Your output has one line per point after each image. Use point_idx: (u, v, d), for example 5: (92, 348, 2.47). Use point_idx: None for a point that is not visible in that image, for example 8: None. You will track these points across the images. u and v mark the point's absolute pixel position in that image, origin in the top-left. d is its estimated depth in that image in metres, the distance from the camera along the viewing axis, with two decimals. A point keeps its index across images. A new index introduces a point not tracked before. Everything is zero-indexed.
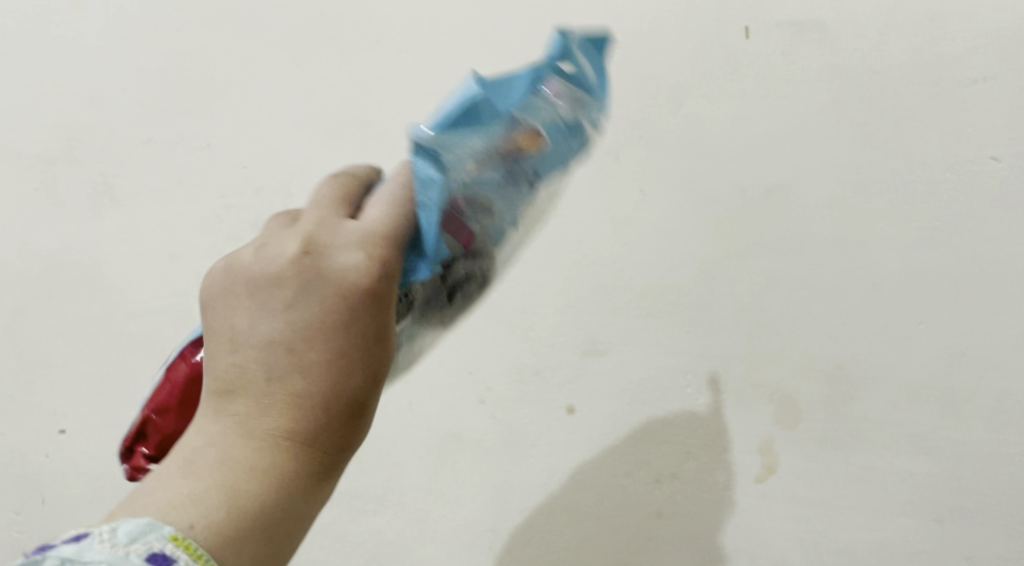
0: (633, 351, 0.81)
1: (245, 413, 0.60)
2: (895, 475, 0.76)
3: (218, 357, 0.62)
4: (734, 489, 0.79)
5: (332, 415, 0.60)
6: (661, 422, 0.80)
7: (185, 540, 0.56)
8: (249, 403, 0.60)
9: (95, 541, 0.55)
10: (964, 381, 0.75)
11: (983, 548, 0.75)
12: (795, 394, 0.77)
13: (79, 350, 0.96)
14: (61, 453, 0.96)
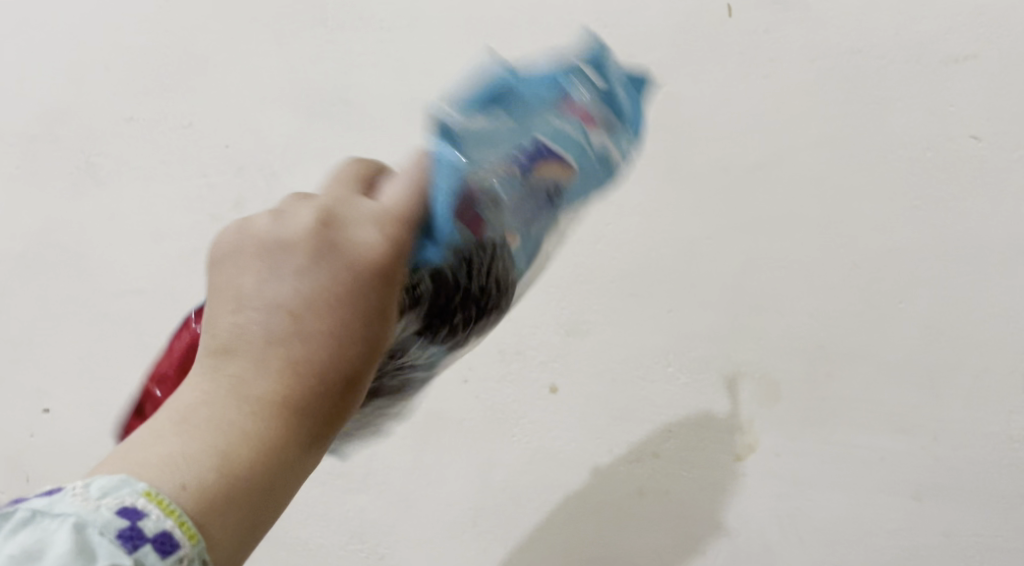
0: (616, 331, 0.81)
1: (240, 380, 0.50)
2: (874, 454, 0.76)
3: (217, 318, 0.52)
4: (714, 467, 0.79)
5: (351, 387, 0.52)
6: (643, 401, 0.80)
7: (161, 496, 0.46)
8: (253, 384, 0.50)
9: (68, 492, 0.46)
10: (943, 360, 0.75)
11: (960, 525, 0.76)
12: (776, 372, 0.78)
13: (63, 329, 0.95)
14: (47, 431, 0.96)
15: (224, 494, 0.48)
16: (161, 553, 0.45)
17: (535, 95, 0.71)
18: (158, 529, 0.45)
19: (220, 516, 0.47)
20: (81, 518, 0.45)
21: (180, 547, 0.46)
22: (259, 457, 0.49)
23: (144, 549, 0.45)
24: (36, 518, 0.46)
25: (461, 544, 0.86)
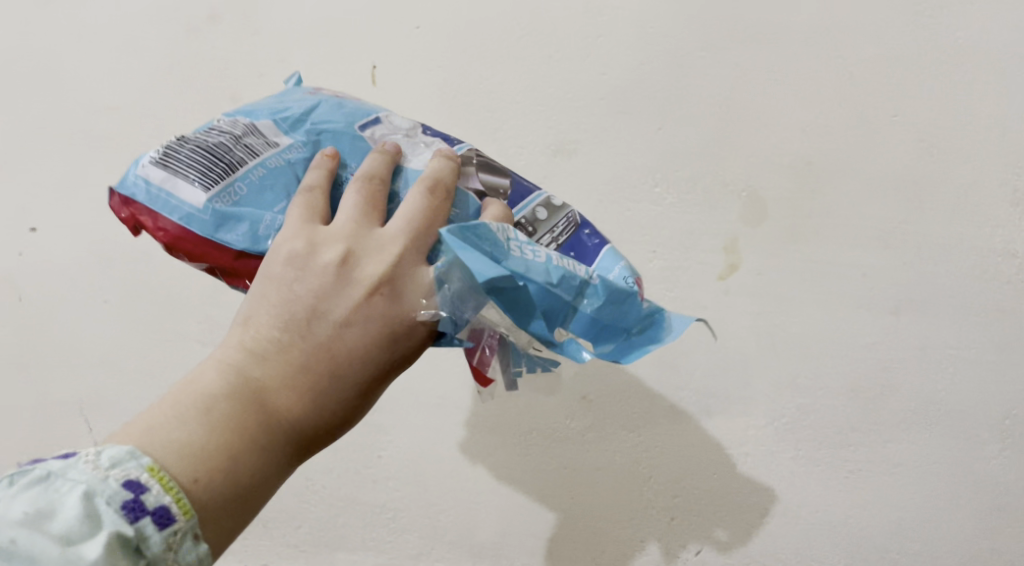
0: (605, 149, 0.78)
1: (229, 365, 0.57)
2: (855, 270, 0.76)
3: (257, 319, 0.57)
4: (696, 285, 0.78)
5: (387, 378, 0.59)
6: (629, 220, 0.78)
7: (163, 471, 0.53)
8: (263, 317, 0.57)
9: (81, 460, 0.52)
10: (930, 174, 0.74)
11: (936, 338, 0.76)
12: (763, 190, 0.76)
13: (42, 147, 0.91)
14: (33, 251, 0.92)
15: (242, 475, 0.55)
16: (161, 527, 0.52)
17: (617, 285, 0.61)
18: (158, 504, 0.52)
19: (246, 470, 0.55)
20: (45, 475, 0.52)
21: (145, 484, 0.52)
22: (297, 400, 0.57)
23: (126, 521, 0.51)
24: (49, 478, 0.52)
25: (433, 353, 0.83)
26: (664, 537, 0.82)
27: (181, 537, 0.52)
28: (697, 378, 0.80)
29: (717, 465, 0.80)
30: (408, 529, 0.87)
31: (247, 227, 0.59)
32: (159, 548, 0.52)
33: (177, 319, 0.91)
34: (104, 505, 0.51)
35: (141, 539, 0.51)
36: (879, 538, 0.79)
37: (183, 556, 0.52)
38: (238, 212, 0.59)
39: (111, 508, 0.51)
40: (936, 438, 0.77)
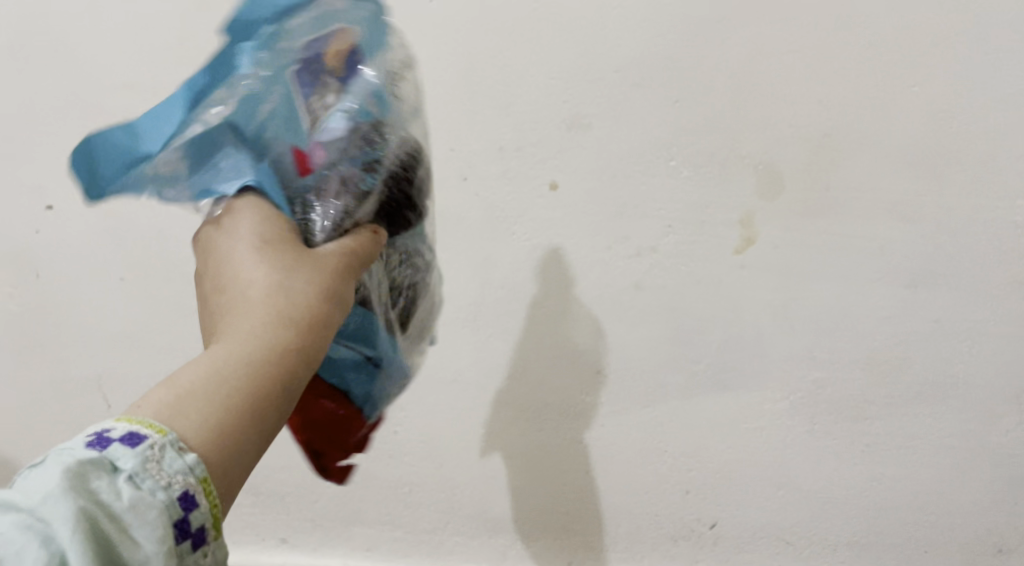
0: (620, 123, 0.77)
1: None
2: (871, 244, 0.76)
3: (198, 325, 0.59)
4: (711, 260, 0.78)
5: (285, 243, 0.58)
6: (643, 195, 0.78)
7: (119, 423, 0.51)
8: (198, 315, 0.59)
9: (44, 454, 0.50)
10: (949, 146, 0.74)
11: (953, 311, 0.76)
12: (779, 164, 0.75)
13: (56, 126, 0.90)
14: (51, 230, 0.92)
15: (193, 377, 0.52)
16: (132, 445, 0.49)
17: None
18: (125, 432, 0.49)
19: (193, 369, 0.52)
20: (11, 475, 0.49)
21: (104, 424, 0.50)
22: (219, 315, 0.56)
23: (94, 453, 0.49)
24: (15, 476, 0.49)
25: (444, 331, 0.83)
26: (679, 510, 0.84)
27: (162, 450, 0.49)
28: (713, 353, 0.79)
29: (732, 439, 0.81)
30: (426, 502, 0.88)
31: None
32: (137, 463, 0.48)
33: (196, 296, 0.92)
34: (67, 450, 0.49)
35: (117, 464, 0.48)
36: (892, 509, 0.81)
37: (168, 464, 0.49)
38: None
39: (75, 449, 0.48)
40: (952, 411, 0.78)
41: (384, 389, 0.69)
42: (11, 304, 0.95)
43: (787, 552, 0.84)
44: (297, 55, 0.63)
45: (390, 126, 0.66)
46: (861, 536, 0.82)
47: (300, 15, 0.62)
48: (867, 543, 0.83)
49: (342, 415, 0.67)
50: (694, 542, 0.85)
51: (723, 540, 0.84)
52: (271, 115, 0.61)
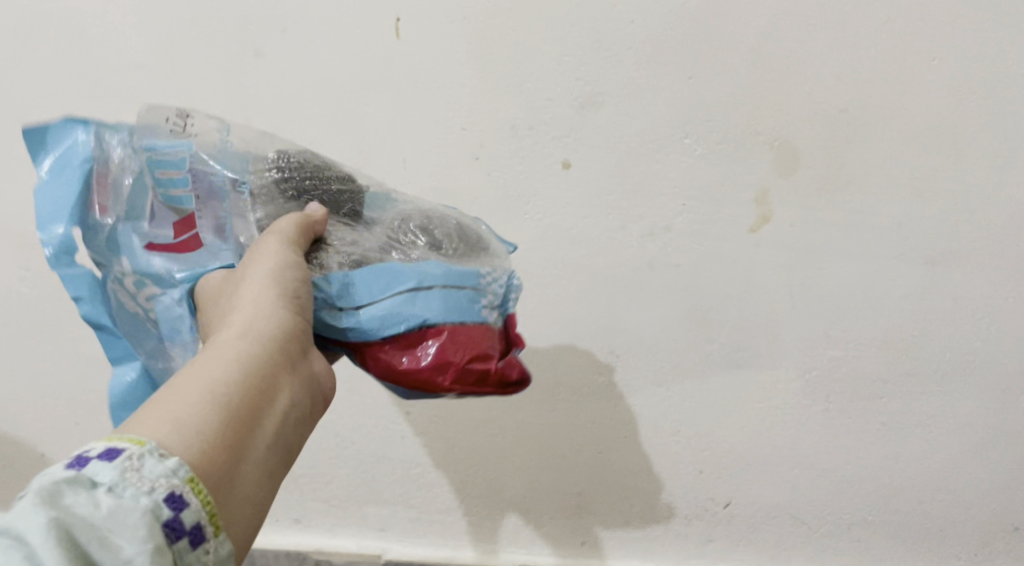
0: (634, 101, 0.76)
1: None
2: (889, 221, 0.75)
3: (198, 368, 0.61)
4: (727, 238, 0.77)
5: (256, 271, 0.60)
6: (658, 173, 0.77)
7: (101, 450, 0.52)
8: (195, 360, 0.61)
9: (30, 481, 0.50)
10: (970, 120, 0.73)
11: (972, 289, 0.75)
12: (796, 140, 0.74)
13: (67, 103, 0.86)
14: None
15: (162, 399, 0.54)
16: (109, 459, 0.49)
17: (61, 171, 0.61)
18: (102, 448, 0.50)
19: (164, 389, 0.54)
20: None
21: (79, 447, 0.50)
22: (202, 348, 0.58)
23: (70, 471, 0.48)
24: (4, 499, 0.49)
25: None
26: (693, 490, 0.84)
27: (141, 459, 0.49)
28: (728, 332, 0.79)
29: (747, 419, 0.81)
30: (439, 483, 0.88)
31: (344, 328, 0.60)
32: (115, 474, 0.49)
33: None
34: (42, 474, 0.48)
35: (95, 479, 0.48)
36: (908, 488, 0.81)
37: (149, 469, 0.49)
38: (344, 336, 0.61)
39: (54, 467, 0.49)
40: (969, 390, 0.78)
41: (479, 293, 0.61)
42: (23, 286, 0.92)
43: (801, 532, 0.83)
44: (143, 211, 0.63)
45: (223, 148, 0.64)
46: (876, 515, 0.82)
47: (113, 136, 0.63)
48: (882, 522, 0.82)
49: (448, 339, 0.59)
50: (708, 521, 0.85)
51: (736, 520, 0.84)
52: (158, 246, 0.63)
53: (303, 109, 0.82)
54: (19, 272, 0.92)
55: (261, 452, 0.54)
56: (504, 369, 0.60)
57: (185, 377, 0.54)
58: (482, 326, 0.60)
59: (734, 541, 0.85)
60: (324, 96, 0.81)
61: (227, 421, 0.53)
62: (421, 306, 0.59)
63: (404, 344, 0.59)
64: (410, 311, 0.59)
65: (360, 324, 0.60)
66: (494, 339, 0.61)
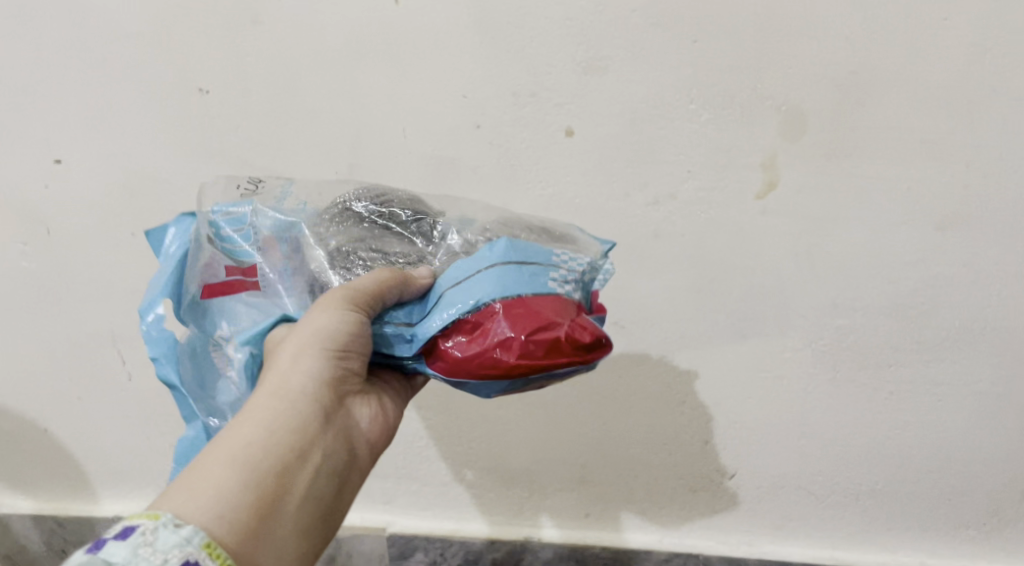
0: (638, 65, 0.74)
1: None
2: (898, 186, 0.73)
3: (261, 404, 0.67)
4: (733, 205, 0.75)
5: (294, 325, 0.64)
6: (663, 139, 0.75)
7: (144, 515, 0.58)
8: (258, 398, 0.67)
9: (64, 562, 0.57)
10: (983, 81, 0.71)
11: (984, 255, 0.74)
12: (804, 104, 0.73)
13: (61, 73, 0.84)
14: (60, 185, 0.88)
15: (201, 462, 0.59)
16: (124, 538, 0.55)
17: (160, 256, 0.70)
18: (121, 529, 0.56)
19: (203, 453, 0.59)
20: None
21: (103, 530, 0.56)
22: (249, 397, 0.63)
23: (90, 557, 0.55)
24: None
25: None
26: (699, 462, 0.83)
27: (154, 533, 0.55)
28: (734, 302, 0.78)
29: (752, 389, 0.80)
30: (442, 457, 0.87)
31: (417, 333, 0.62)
32: (129, 551, 0.54)
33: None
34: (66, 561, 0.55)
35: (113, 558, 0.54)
36: (916, 458, 0.80)
37: (163, 541, 0.55)
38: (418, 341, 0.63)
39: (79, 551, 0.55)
40: (979, 357, 0.76)
41: (550, 267, 0.63)
42: (22, 260, 0.91)
43: (808, 502, 0.83)
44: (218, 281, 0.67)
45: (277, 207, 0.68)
46: (883, 486, 0.81)
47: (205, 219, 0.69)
48: (889, 493, 0.81)
49: (509, 313, 0.60)
50: (713, 493, 0.84)
51: (742, 492, 0.83)
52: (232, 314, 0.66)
53: (303, 77, 0.80)
54: (17, 246, 0.91)
55: (292, 510, 0.60)
56: (574, 333, 0.60)
57: (217, 445, 0.59)
58: (550, 297, 0.61)
59: (739, 512, 0.84)
60: (323, 63, 0.79)
61: (254, 488, 0.58)
62: (483, 287, 0.61)
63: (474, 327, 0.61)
64: (476, 291, 0.61)
65: (429, 322, 0.62)
66: (565, 308, 0.61)
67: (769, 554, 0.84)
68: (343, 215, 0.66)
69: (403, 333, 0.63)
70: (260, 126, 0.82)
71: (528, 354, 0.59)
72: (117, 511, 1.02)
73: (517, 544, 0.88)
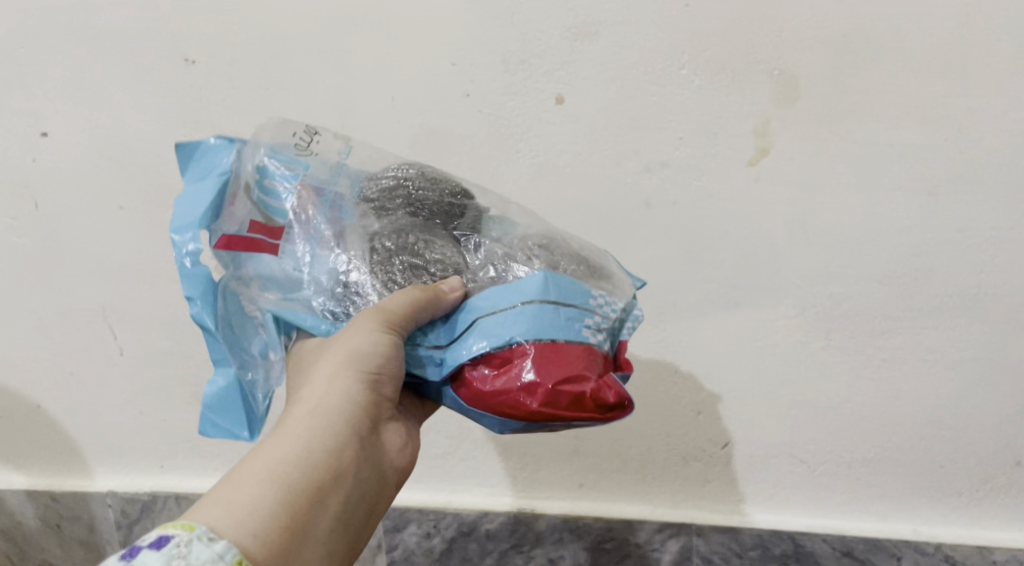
0: (628, 29, 0.73)
1: None
2: (892, 151, 0.72)
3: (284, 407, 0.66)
4: (726, 172, 0.74)
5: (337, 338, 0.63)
6: (654, 105, 0.74)
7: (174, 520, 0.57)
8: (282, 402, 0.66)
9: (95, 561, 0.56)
10: (978, 43, 0.70)
11: (978, 219, 0.73)
12: (797, 68, 0.72)
13: (45, 44, 0.83)
14: (46, 157, 0.87)
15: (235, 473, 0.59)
16: (157, 548, 0.55)
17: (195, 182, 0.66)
18: (154, 537, 0.55)
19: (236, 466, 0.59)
20: None
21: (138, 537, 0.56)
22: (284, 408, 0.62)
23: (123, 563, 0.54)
24: None
25: None
26: (691, 432, 0.82)
27: (187, 545, 0.55)
28: (727, 270, 0.77)
29: (746, 358, 0.79)
30: (434, 428, 0.87)
31: (449, 354, 0.62)
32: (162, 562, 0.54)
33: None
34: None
35: None
36: (909, 425, 0.79)
37: (197, 555, 0.55)
38: (445, 361, 0.62)
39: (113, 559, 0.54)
40: (972, 323, 0.76)
41: (586, 312, 0.61)
42: (10, 234, 0.90)
43: (802, 472, 0.82)
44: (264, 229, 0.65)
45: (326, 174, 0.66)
46: (877, 454, 0.81)
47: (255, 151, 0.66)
48: (883, 460, 0.81)
49: (535, 359, 0.59)
50: (706, 462, 0.83)
51: (735, 461, 0.83)
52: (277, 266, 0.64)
53: (290, 45, 0.79)
54: (4, 220, 0.90)
55: (323, 528, 0.59)
56: (599, 391, 0.59)
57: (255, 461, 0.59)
58: (580, 345, 0.60)
59: (732, 482, 0.83)
60: (309, 30, 0.78)
61: (289, 506, 0.58)
62: (512, 326, 0.60)
63: (495, 366, 0.60)
64: (504, 332, 0.60)
65: (456, 348, 0.61)
66: (592, 360, 0.60)
67: (762, 523, 0.83)
68: (390, 196, 0.64)
69: (433, 356, 0.63)
70: (246, 96, 0.81)
71: (546, 406, 0.59)
72: (112, 487, 0.99)
73: (510, 515, 0.87)
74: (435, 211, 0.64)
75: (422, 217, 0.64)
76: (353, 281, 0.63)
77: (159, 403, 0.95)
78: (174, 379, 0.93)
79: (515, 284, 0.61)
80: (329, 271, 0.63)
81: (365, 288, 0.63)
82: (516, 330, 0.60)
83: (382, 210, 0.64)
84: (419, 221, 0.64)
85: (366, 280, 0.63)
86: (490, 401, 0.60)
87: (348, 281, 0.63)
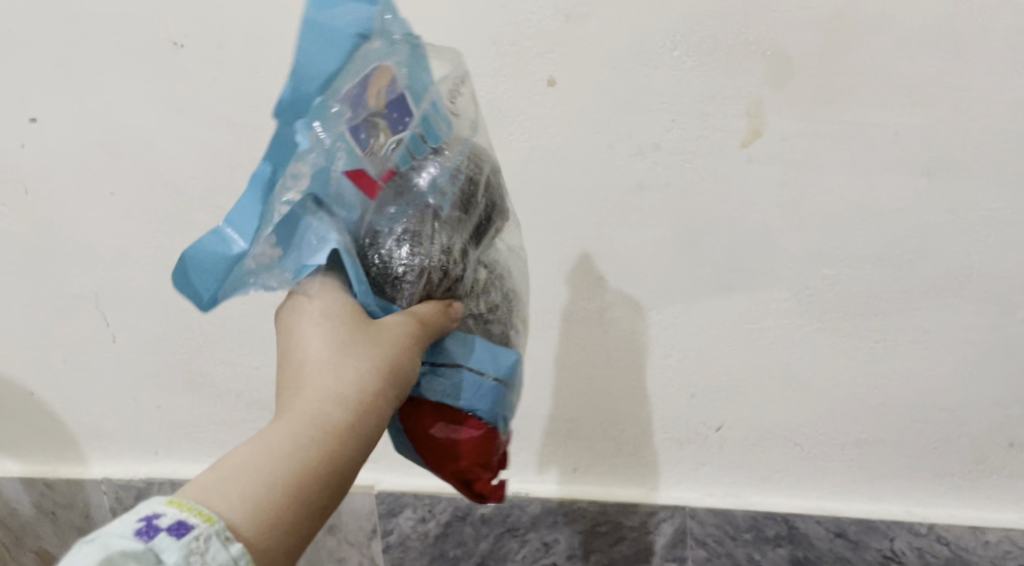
0: (620, 10, 0.73)
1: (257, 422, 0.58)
2: (885, 132, 0.72)
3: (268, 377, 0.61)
4: (719, 154, 0.74)
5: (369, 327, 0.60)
6: (647, 87, 0.74)
7: (180, 500, 0.53)
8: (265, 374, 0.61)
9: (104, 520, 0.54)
10: (972, 22, 0.69)
11: (971, 199, 0.73)
12: (790, 49, 0.71)
13: (33, 29, 0.82)
14: (35, 144, 0.86)
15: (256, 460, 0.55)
16: (177, 537, 0.52)
17: (324, 18, 0.63)
18: (173, 521, 0.52)
19: (257, 455, 0.55)
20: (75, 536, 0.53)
21: (161, 514, 0.52)
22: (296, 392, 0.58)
23: (140, 544, 0.51)
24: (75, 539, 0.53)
25: None
26: (685, 415, 0.82)
27: (206, 540, 0.52)
28: (720, 253, 0.76)
29: (740, 341, 0.79)
30: None
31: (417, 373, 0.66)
32: (179, 557, 0.51)
33: (196, 214, 0.86)
34: (115, 536, 0.51)
35: (159, 556, 0.51)
36: (903, 406, 0.79)
37: (213, 556, 0.52)
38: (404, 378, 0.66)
39: (126, 537, 0.51)
40: (965, 304, 0.75)
41: (513, 408, 0.71)
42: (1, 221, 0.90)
43: (796, 454, 0.82)
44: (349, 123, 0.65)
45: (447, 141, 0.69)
46: (870, 435, 0.81)
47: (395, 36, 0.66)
48: (876, 442, 0.81)
49: (479, 438, 0.67)
50: (700, 446, 0.83)
51: (729, 443, 0.83)
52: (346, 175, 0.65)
53: (280, 28, 0.78)
54: None
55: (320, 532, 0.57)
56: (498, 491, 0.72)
57: (279, 455, 0.55)
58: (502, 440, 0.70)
59: (726, 464, 0.84)
60: (298, 13, 0.77)
61: (304, 507, 0.55)
62: (475, 397, 0.66)
63: (442, 419, 0.66)
64: (463, 397, 0.66)
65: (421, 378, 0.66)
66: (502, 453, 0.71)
67: (756, 505, 0.83)
68: (473, 188, 0.68)
69: None
70: (237, 80, 0.80)
71: (461, 472, 0.68)
72: (107, 474, 0.99)
73: (505, 499, 0.87)
74: (481, 215, 0.68)
75: (473, 220, 0.67)
76: (402, 239, 0.64)
77: (153, 389, 0.95)
78: (166, 365, 0.93)
79: (497, 354, 0.67)
80: (363, 222, 0.65)
81: (408, 255, 0.64)
82: (473, 401, 0.66)
83: (450, 195, 0.66)
84: (469, 222, 0.67)
85: (418, 248, 0.64)
86: (423, 439, 0.67)
87: (401, 240, 0.64)
